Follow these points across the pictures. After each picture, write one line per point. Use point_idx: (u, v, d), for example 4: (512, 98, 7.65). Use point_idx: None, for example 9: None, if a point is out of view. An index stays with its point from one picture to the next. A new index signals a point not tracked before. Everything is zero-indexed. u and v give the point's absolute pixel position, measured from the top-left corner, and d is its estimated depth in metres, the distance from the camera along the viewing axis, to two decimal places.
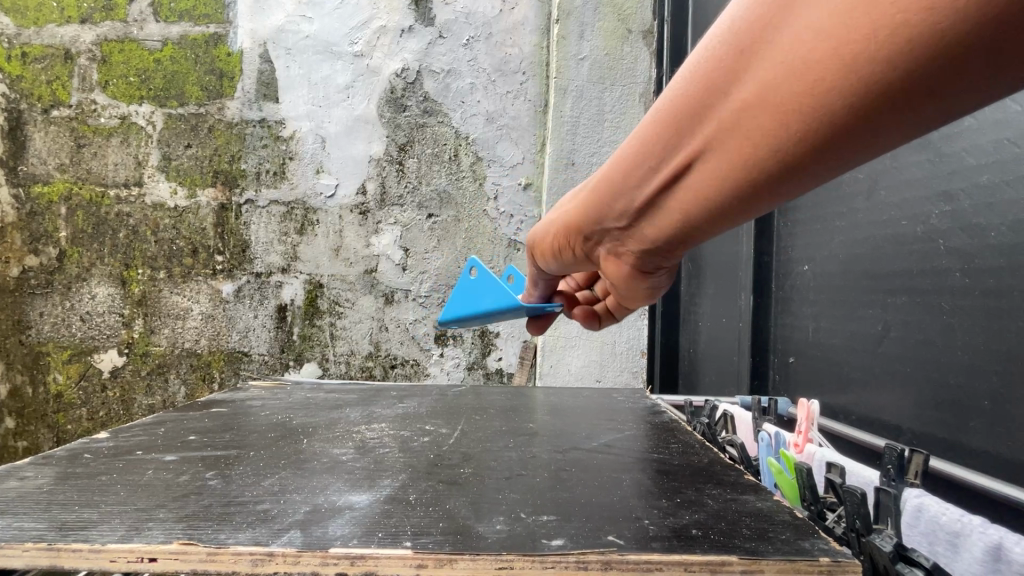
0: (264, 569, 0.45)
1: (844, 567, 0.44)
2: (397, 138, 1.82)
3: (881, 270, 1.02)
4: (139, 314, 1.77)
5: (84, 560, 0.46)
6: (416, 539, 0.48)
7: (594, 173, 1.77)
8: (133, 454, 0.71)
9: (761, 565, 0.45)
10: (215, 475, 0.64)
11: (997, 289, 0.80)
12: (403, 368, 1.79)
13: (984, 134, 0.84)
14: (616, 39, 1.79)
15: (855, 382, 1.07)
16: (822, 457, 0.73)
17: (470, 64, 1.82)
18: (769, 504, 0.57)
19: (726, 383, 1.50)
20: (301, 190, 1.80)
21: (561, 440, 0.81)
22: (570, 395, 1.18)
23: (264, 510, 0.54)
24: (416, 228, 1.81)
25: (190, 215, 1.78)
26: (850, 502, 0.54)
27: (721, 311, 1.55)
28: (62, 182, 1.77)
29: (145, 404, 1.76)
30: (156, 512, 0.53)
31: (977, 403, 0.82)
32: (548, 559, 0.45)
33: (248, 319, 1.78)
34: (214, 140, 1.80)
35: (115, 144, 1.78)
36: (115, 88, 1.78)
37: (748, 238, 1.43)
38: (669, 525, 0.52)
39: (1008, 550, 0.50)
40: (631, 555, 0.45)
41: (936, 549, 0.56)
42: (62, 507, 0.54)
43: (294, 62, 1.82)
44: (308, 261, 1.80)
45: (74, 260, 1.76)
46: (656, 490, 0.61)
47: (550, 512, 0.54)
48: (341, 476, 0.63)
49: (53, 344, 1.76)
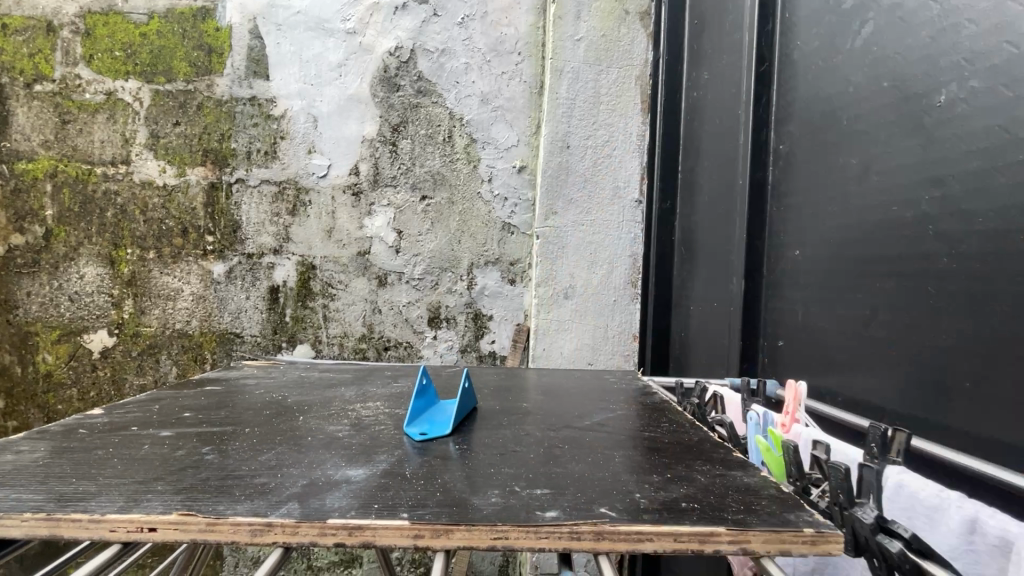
0: (263, 539, 0.46)
1: (827, 537, 0.46)
2: (390, 118, 1.79)
3: (870, 254, 1.02)
4: (128, 294, 1.75)
5: (84, 530, 0.46)
6: (413, 511, 0.49)
7: (589, 156, 1.76)
8: (129, 429, 0.71)
9: (748, 536, 0.46)
10: (212, 450, 0.64)
11: (984, 274, 0.80)
12: (396, 350, 1.80)
13: (975, 119, 0.82)
14: (612, 20, 1.77)
15: (843, 365, 1.08)
16: (809, 436, 0.74)
17: (465, 44, 1.80)
18: (756, 480, 0.58)
19: (716, 366, 1.52)
20: (293, 169, 1.78)
21: (554, 419, 0.82)
22: (563, 376, 1.20)
23: (261, 483, 0.55)
24: (409, 209, 1.80)
25: (179, 194, 1.76)
26: (834, 477, 0.56)
27: (713, 294, 1.57)
28: (48, 159, 1.73)
29: (136, 384, 1.75)
30: (154, 485, 0.54)
31: (959, 384, 0.83)
32: (542, 529, 0.47)
33: (240, 300, 1.77)
34: (203, 118, 1.76)
35: (101, 121, 1.74)
36: (99, 62, 1.74)
37: (740, 222, 1.43)
38: (659, 499, 0.53)
39: (982, 523, 0.53)
40: (622, 526, 0.47)
41: (915, 522, 0.58)
42: (59, 479, 0.54)
43: (284, 39, 1.78)
44: (300, 243, 1.78)
45: (61, 239, 1.73)
46: (647, 466, 0.62)
47: (543, 485, 0.56)
48: (337, 452, 0.64)
49: (41, 324, 1.73)
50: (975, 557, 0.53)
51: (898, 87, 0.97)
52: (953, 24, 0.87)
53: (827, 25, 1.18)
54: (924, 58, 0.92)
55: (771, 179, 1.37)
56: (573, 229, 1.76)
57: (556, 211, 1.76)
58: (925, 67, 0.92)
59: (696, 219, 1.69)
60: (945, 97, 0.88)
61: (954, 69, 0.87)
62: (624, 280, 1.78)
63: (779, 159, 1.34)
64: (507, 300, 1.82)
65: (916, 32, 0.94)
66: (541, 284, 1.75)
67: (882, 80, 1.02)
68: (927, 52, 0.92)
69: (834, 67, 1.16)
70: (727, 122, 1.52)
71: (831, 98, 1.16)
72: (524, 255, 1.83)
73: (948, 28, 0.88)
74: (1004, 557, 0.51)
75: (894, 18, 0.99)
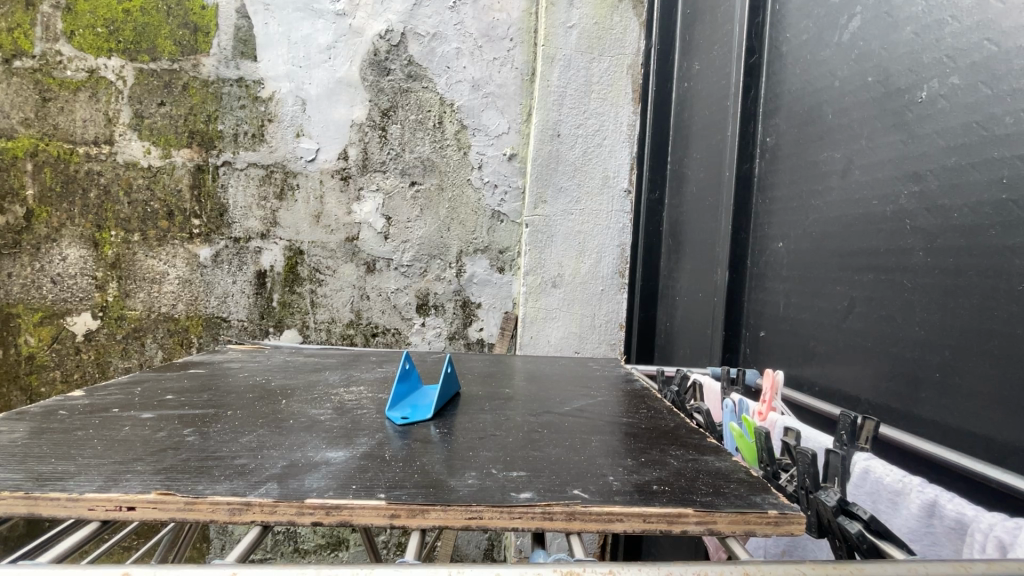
0: (241, 517, 0.47)
1: (790, 518, 0.47)
2: (380, 102, 1.78)
3: (849, 248, 1.04)
4: (113, 277, 1.73)
5: (63, 508, 0.47)
6: (391, 491, 0.50)
7: (579, 144, 1.76)
8: (108, 411, 0.72)
9: (715, 517, 0.48)
10: (193, 431, 0.65)
11: (956, 268, 0.82)
12: (383, 337, 1.80)
13: (955, 116, 0.84)
14: (605, 8, 1.75)
15: (821, 356, 1.10)
16: (783, 423, 0.76)
17: (456, 28, 1.78)
18: (727, 465, 0.60)
19: (700, 355, 1.54)
20: (281, 152, 1.76)
21: (535, 404, 0.83)
22: (548, 363, 1.21)
23: (242, 464, 0.55)
24: (398, 195, 1.79)
25: (165, 175, 1.73)
26: (801, 462, 0.58)
27: (699, 285, 1.58)
28: (28, 137, 1.68)
29: (121, 367, 1.74)
30: (133, 465, 0.54)
31: (929, 374, 0.85)
32: (516, 509, 0.48)
33: (226, 285, 1.76)
34: (189, 99, 1.73)
35: (83, 99, 1.70)
36: (81, 38, 1.69)
37: (726, 214, 1.44)
38: (632, 481, 0.55)
39: (941, 506, 0.55)
40: (594, 507, 0.48)
41: (878, 506, 0.60)
42: (38, 459, 0.55)
43: (272, 19, 1.75)
44: (288, 227, 1.77)
45: (43, 219, 1.69)
46: (624, 451, 0.64)
47: (521, 468, 0.57)
48: (318, 435, 0.65)
49: (23, 305, 1.70)
50: (934, 539, 0.55)
51: (882, 82, 0.98)
52: (937, 20, 0.88)
53: (816, 18, 1.19)
54: (908, 55, 0.93)
55: (758, 172, 1.38)
56: (562, 218, 1.76)
57: (545, 199, 1.75)
58: (908, 63, 0.93)
59: (684, 210, 1.70)
60: (927, 93, 0.89)
61: (936, 66, 0.87)
62: (612, 270, 1.78)
63: (767, 152, 1.35)
64: (496, 288, 1.83)
65: (901, 27, 0.95)
66: (529, 272, 1.76)
67: (867, 76, 1.03)
68: (910, 48, 0.92)
69: (822, 61, 1.16)
70: (715, 113, 1.53)
71: (818, 91, 1.17)
72: (513, 243, 1.83)
73: (932, 24, 0.89)
74: (960, 539, 0.53)
75: (881, 13, 1.00)
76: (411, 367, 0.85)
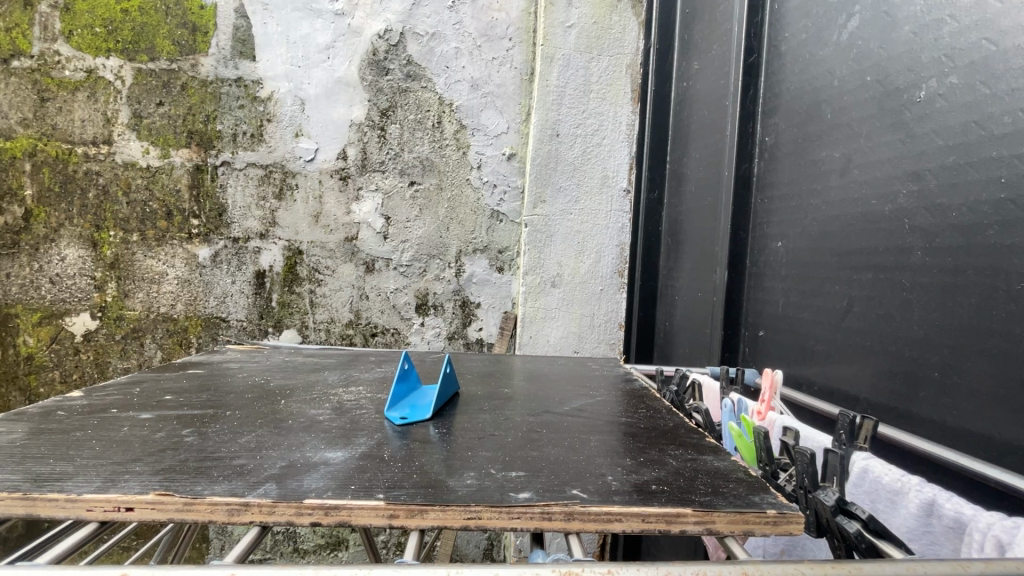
0: (240, 518, 0.47)
1: (788, 518, 0.48)
2: (378, 102, 1.78)
3: (848, 247, 1.04)
4: (111, 277, 1.73)
5: (61, 509, 0.47)
6: (389, 492, 0.50)
7: (578, 144, 1.76)
8: (107, 411, 0.71)
9: (714, 516, 0.48)
10: (192, 432, 0.65)
11: (954, 267, 0.82)
12: (383, 336, 1.80)
13: (953, 115, 0.84)
14: (604, 7, 1.75)
15: (820, 355, 1.10)
16: (781, 423, 0.76)
17: (455, 28, 1.78)
18: (726, 464, 0.60)
19: (699, 354, 1.54)
20: (280, 152, 1.76)
21: (534, 404, 0.83)
22: (547, 362, 1.21)
23: (240, 464, 0.55)
24: (398, 195, 1.79)
25: (164, 175, 1.73)
26: (800, 462, 0.58)
27: (698, 284, 1.58)
28: (26, 137, 1.68)
29: (120, 367, 1.74)
30: (132, 466, 0.54)
31: (928, 373, 0.86)
32: (515, 509, 0.48)
33: (225, 285, 1.76)
34: (188, 98, 1.73)
35: (82, 99, 1.70)
36: (79, 38, 1.68)
37: (725, 213, 1.44)
38: (631, 481, 0.55)
39: (939, 505, 0.55)
40: (592, 507, 0.48)
41: (877, 505, 0.60)
42: (36, 460, 0.55)
43: (271, 19, 1.74)
44: (287, 227, 1.77)
45: (41, 219, 1.69)
46: (622, 450, 0.64)
47: (520, 468, 0.57)
48: (317, 435, 0.65)
49: (22, 306, 1.70)
50: (932, 538, 0.55)
51: (880, 81, 0.98)
52: (935, 19, 0.88)
53: (815, 17, 1.19)
54: (906, 54, 0.93)
55: (757, 171, 1.38)
56: (561, 218, 1.76)
57: (545, 199, 1.75)
58: (907, 62, 0.93)
59: (683, 209, 1.70)
60: (925, 92, 0.89)
61: (935, 65, 0.87)
62: (611, 269, 1.78)
63: (765, 151, 1.35)
64: (495, 287, 1.83)
65: (900, 27, 0.95)
66: (528, 272, 1.76)
67: (865, 75, 1.03)
68: (909, 47, 0.92)
69: (821, 60, 1.16)
70: (714, 113, 1.54)
71: (817, 90, 1.17)
72: (512, 242, 1.83)
73: (930, 23, 0.89)
74: (958, 538, 0.53)
75: (880, 12, 1.00)
76: (410, 367, 0.85)
